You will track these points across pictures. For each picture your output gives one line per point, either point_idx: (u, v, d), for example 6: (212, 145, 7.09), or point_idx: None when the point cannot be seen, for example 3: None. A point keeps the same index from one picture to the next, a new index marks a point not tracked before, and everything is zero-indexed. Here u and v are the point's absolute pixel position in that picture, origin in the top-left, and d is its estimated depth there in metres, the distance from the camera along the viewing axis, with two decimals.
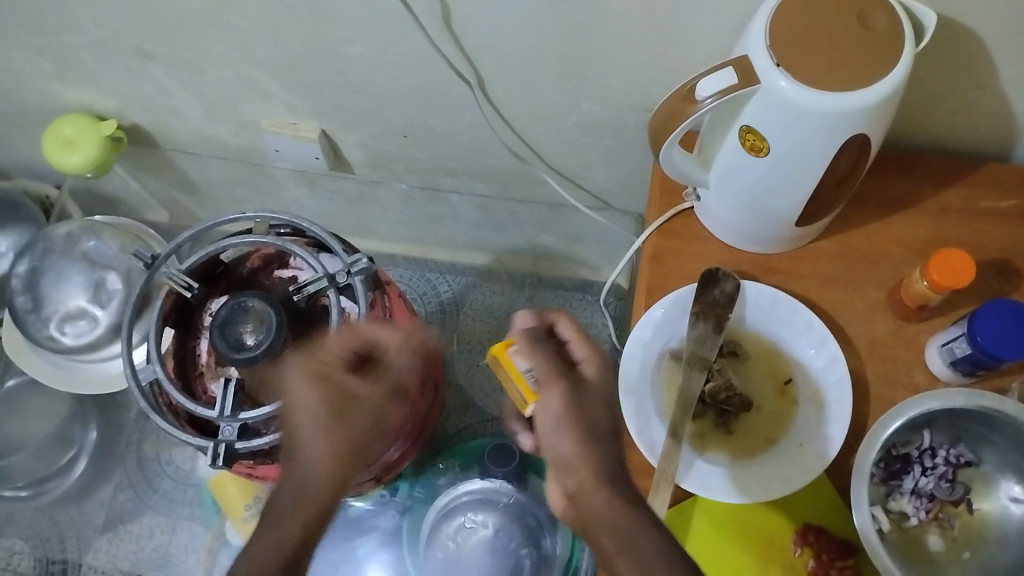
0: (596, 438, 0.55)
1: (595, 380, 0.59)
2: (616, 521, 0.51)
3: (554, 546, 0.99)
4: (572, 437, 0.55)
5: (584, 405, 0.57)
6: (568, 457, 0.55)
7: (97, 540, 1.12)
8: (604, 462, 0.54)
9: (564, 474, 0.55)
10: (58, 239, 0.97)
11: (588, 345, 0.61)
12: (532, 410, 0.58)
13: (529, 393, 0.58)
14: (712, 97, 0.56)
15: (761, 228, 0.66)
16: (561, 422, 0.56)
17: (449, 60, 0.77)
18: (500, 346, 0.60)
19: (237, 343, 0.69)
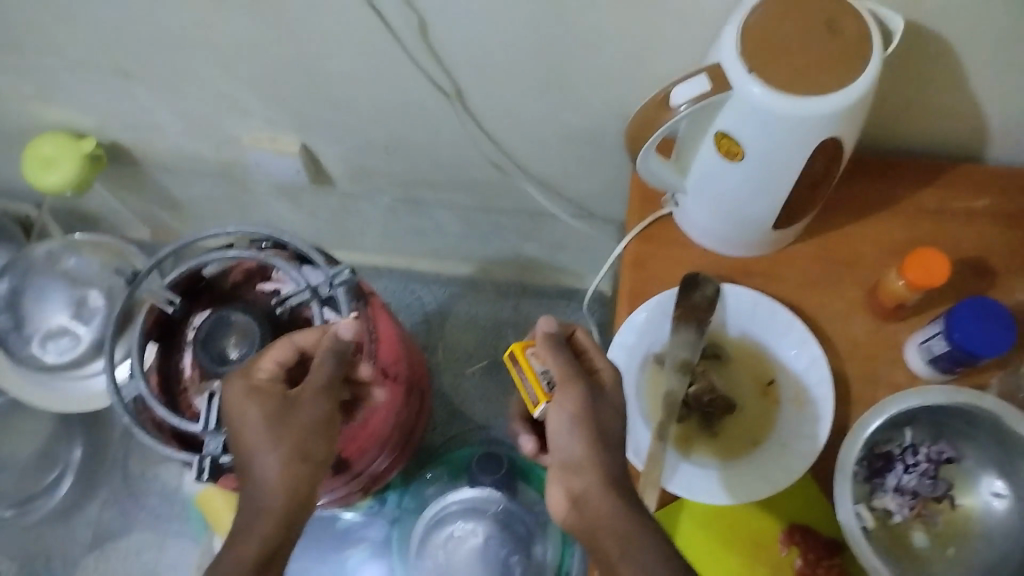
0: (605, 444, 0.56)
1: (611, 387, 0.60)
2: (621, 525, 0.53)
3: (544, 553, 1.00)
4: (584, 439, 0.56)
5: (598, 408, 0.58)
6: (579, 457, 0.55)
7: (83, 561, 1.12)
8: (610, 467, 0.55)
9: (571, 475, 0.56)
10: (39, 258, 0.96)
11: (601, 354, 0.62)
12: (541, 410, 0.59)
13: (541, 393, 0.59)
14: (686, 104, 0.57)
15: (739, 232, 0.67)
16: (575, 423, 0.56)
17: (428, 73, 0.77)
18: (518, 345, 0.62)
19: (221, 357, 0.70)
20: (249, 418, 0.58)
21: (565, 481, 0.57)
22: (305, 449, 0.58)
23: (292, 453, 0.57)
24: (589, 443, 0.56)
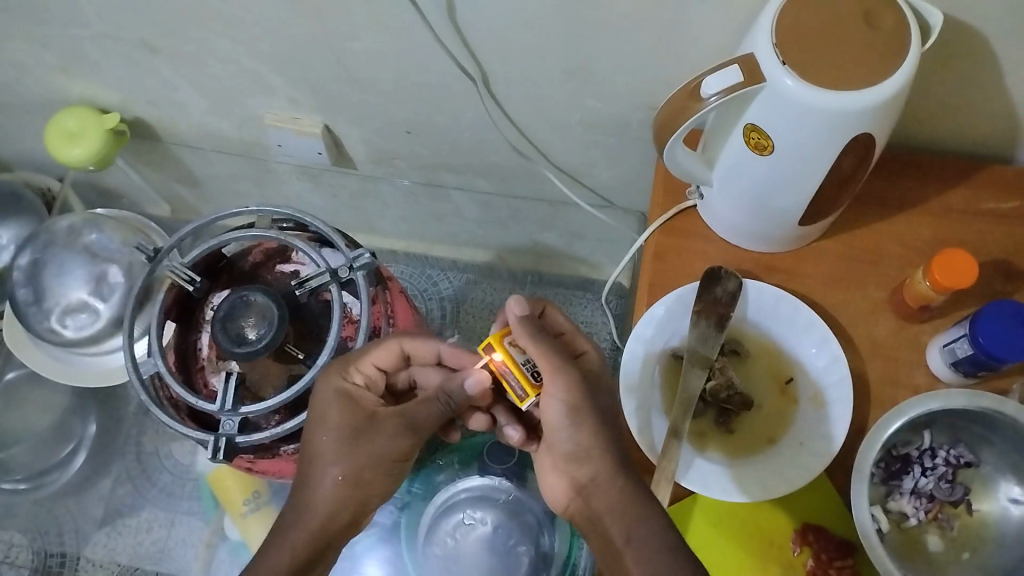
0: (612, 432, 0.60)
1: (596, 373, 0.63)
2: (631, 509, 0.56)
3: (553, 543, 0.99)
4: (590, 430, 0.59)
5: (595, 397, 0.60)
6: (587, 448, 0.59)
7: (95, 534, 1.13)
8: (618, 455, 0.59)
9: (575, 465, 0.60)
10: (60, 232, 0.96)
11: (579, 337, 0.65)
12: (532, 404, 0.59)
13: (531, 388, 0.59)
14: (716, 95, 0.56)
15: (764, 227, 0.66)
16: (575, 417, 0.59)
17: (454, 57, 0.77)
18: (494, 336, 0.61)
19: (238, 337, 0.69)
20: (327, 427, 0.63)
21: (572, 472, 0.61)
22: (366, 477, 0.63)
23: (352, 477, 0.62)
24: (594, 435, 0.59)
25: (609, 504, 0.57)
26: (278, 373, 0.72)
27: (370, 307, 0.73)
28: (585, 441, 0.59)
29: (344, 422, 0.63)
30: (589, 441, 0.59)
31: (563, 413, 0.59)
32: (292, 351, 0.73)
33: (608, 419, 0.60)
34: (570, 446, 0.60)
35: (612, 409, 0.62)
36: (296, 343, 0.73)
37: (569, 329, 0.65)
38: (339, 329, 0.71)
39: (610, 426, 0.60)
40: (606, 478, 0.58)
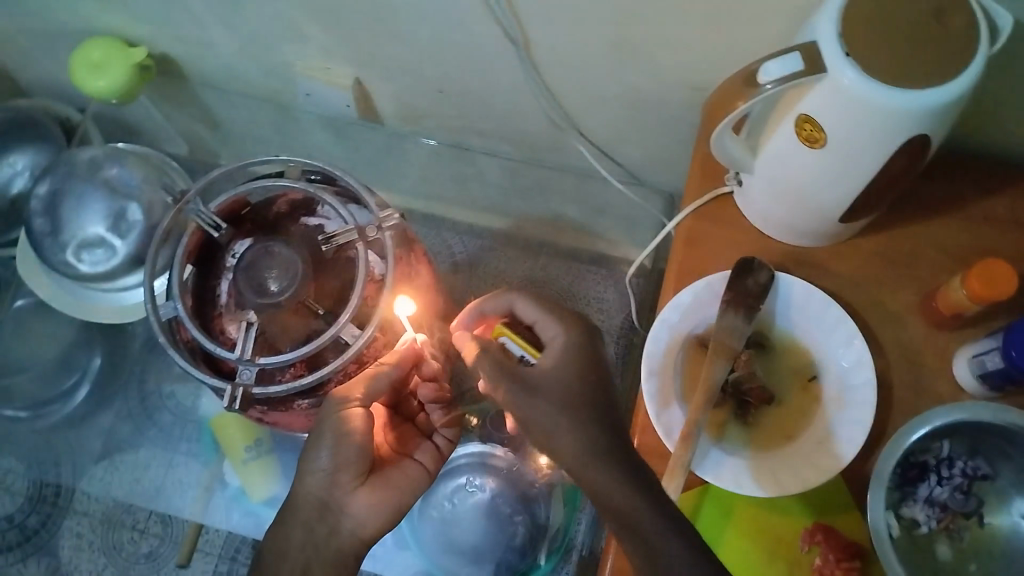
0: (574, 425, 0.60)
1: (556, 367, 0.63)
2: (619, 504, 0.55)
3: (549, 515, 1.01)
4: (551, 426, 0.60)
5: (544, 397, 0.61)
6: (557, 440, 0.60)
7: (92, 469, 1.15)
8: (588, 443, 0.59)
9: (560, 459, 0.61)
10: (81, 164, 0.93)
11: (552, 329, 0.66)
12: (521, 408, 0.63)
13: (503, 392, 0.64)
14: (773, 82, 0.54)
15: (804, 221, 0.65)
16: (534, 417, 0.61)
17: (498, 19, 0.75)
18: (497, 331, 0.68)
19: (260, 288, 0.70)
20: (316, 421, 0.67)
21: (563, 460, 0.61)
22: (325, 452, 0.65)
23: (315, 454, 0.65)
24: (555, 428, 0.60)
25: (603, 486, 0.56)
26: (297, 327, 0.71)
27: (396, 267, 0.72)
28: (552, 437, 0.60)
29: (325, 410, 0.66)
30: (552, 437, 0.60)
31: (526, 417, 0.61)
32: (312, 306, 0.71)
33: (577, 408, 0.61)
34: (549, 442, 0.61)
35: (570, 392, 0.62)
36: (316, 299, 0.72)
37: (541, 312, 0.68)
38: (363, 290, 0.70)
39: (586, 418, 0.60)
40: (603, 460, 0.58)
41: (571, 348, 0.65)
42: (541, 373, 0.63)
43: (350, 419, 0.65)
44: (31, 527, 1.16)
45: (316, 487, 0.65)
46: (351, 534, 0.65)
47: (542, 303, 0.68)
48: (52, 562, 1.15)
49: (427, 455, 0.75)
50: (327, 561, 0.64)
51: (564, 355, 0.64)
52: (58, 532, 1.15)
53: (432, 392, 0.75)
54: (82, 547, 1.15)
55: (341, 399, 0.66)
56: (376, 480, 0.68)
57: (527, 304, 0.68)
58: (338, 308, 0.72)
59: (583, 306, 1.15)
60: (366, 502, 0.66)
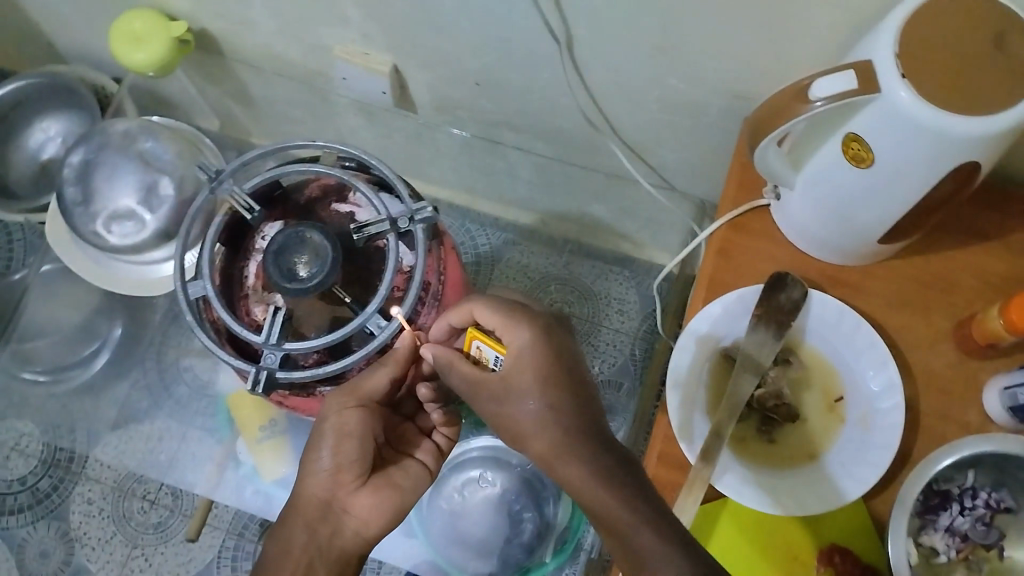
0: (546, 430, 0.60)
1: (519, 377, 0.62)
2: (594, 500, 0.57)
3: (557, 513, 1.02)
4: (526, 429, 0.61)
5: (513, 409, 0.62)
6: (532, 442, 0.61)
7: (107, 435, 1.17)
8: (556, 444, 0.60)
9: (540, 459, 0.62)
10: (116, 136, 0.93)
11: (513, 334, 0.64)
12: (500, 409, 0.63)
13: (478, 394, 0.64)
14: (824, 100, 0.53)
15: (841, 239, 0.64)
16: (511, 421, 0.62)
17: (544, 15, 0.74)
18: (472, 332, 0.65)
19: (290, 272, 0.68)
20: (322, 419, 0.68)
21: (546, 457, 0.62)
22: (326, 453, 0.67)
23: (316, 455, 0.67)
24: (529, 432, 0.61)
25: (580, 482, 0.58)
26: (322, 312, 0.71)
27: (426, 259, 0.71)
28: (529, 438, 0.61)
29: (331, 408, 0.67)
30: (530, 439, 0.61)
31: (505, 419, 0.63)
32: (338, 293, 0.71)
33: (549, 415, 0.61)
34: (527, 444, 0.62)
35: (538, 404, 0.61)
36: (344, 286, 0.71)
37: (504, 315, 0.65)
38: (391, 281, 0.70)
39: (559, 425, 0.60)
40: (582, 456, 0.59)
41: (538, 355, 0.63)
42: (513, 379, 0.62)
43: (350, 417, 0.67)
44: (44, 490, 1.18)
45: (320, 488, 0.66)
46: (354, 534, 0.66)
47: (503, 306, 0.65)
48: (62, 526, 1.17)
49: (427, 455, 0.75)
50: (331, 562, 0.65)
51: (531, 357, 0.62)
52: (70, 497, 1.18)
53: (428, 392, 0.73)
54: (92, 513, 1.17)
55: (343, 398, 0.67)
56: (380, 480, 0.69)
57: (485, 308, 0.66)
58: (365, 297, 0.72)
59: (604, 307, 1.17)
60: (369, 502, 0.67)
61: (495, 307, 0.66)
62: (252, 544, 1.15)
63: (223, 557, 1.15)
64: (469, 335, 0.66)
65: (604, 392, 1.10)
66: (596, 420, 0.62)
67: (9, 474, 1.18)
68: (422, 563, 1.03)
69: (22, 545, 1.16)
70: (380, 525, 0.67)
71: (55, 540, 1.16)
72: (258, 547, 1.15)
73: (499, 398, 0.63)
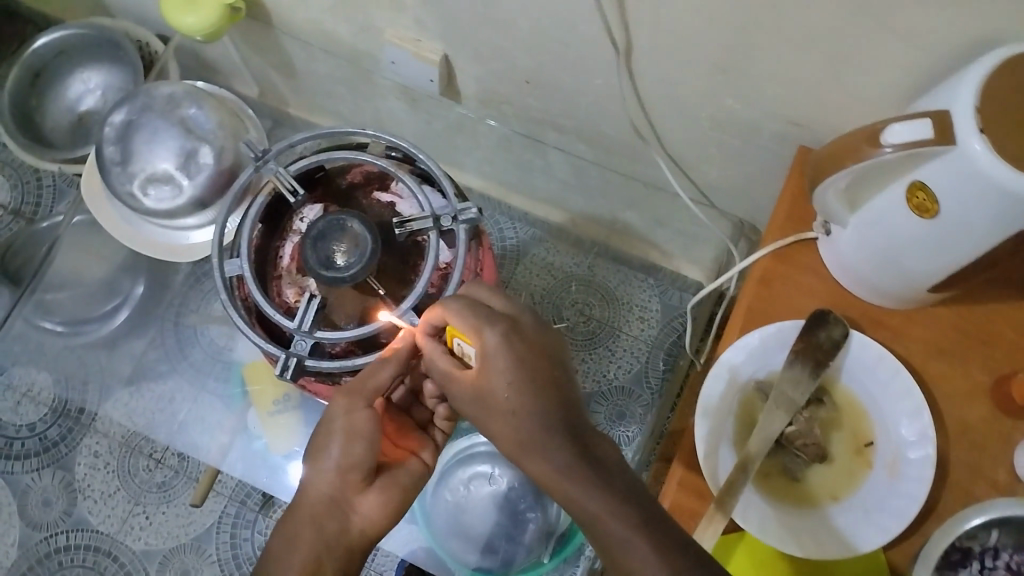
0: (512, 430, 0.62)
1: (491, 384, 0.62)
2: (555, 484, 0.61)
3: (559, 515, 1.00)
4: (495, 426, 0.63)
5: (485, 410, 0.63)
6: (501, 439, 0.63)
7: (118, 391, 1.17)
8: (520, 436, 0.62)
9: (508, 450, 0.63)
10: (160, 100, 0.92)
11: (481, 340, 0.63)
12: (471, 409, 0.65)
13: (453, 389, 0.65)
14: (894, 147, 0.53)
15: (887, 281, 0.63)
16: (483, 417, 0.64)
17: (606, 23, 0.73)
18: (451, 329, 0.65)
19: (327, 260, 0.67)
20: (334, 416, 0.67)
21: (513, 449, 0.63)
22: (336, 451, 0.66)
23: (326, 453, 0.66)
24: (500, 430, 0.63)
25: (546, 474, 0.61)
26: (354, 302, 0.70)
27: (466, 257, 0.71)
28: (497, 435, 0.63)
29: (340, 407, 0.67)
30: (498, 436, 0.63)
31: (478, 417, 0.65)
32: (372, 284, 0.70)
33: (516, 420, 0.62)
34: (497, 439, 0.64)
35: (506, 411, 0.62)
36: (378, 277, 0.71)
37: (477, 316, 0.63)
38: (429, 279, 0.70)
39: (530, 432, 0.61)
40: (548, 454, 0.61)
41: (510, 362, 0.62)
42: (485, 383, 0.63)
43: (359, 418, 0.66)
44: (51, 439, 1.20)
45: (327, 486, 0.66)
46: (361, 532, 0.66)
47: (476, 306, 0.64)
48: (66, 476, 1.19)
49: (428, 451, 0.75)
50: (339, 563, 0.64)
51: (500, 357, 0.62)
52: (77, 449, 1.20)
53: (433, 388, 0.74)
54: (98, 466, 1.19)
55: (348, 400, 0.67)
56: (385, 479, 0.68)
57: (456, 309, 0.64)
58: (399, 290, 0.72)
59: (625, 312, 1.16)
60: (376, 501, 0.67)
61: (466, 306, 0.64)
62: (253, 514, 1.17)
63: (223, 524, 1.17)
64: (450, 331, 0.65)
65: (614, 396, 1.12)
66: (569, 415, 0.63)
67: (18, 419, 1.21)
68: (420, 550, 1.06)
69: (24, 492, 1.19)
70: (383, 525, 0.67)
71: (57, 489, 1.19)
72: (259, 517, 1.16)
73: (471, 399, 0.64)
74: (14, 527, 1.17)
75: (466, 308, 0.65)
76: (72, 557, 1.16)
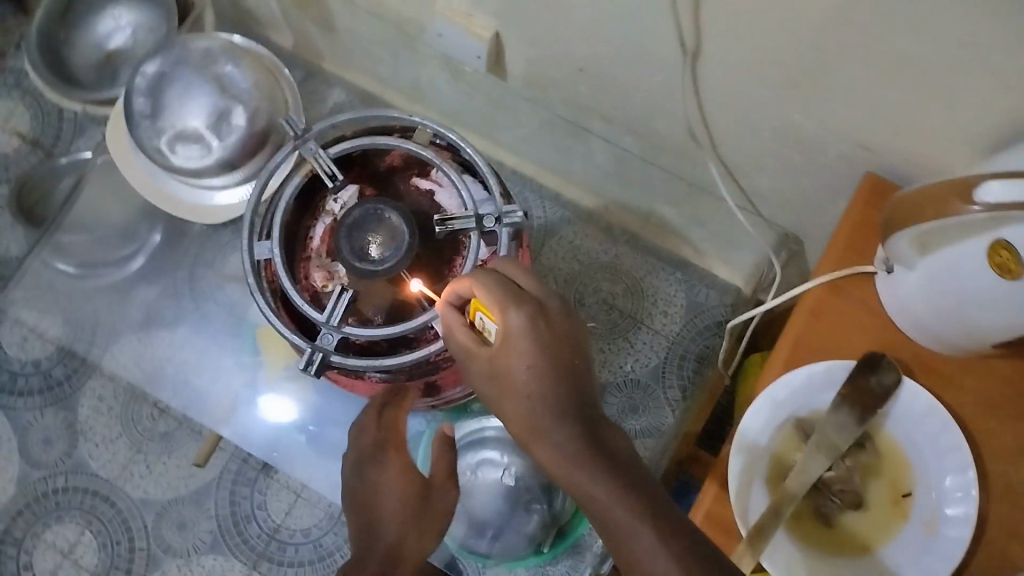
0: (524, 409, 0.61)
1: (510, 365, 0.61)
2: (563, 472, 0.59)
3: (564, 505, 0.98)
4: (508, 406, 0.62)
5: (501, 390, 0.63)
6: (512, 420, 0.62)
7: (128, 335, 1.11)
8: (532, 418, 0.60)
9: (518, 432, 0.62)
10: (195, 53, 0.88)
11: (507, 318, 0.62)
12: (487, 385, 0.64)
13: (470, 364, 0.64)
14: (986, 207, 0.49)
15: (946, 329, 0.60)
16: (498, 396, 0.63)
17: (676, 21, 0.69)
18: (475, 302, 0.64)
19: (361, 252, 0.65)
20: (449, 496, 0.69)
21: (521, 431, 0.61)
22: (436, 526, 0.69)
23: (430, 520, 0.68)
24: (513, 411, 0.62)
25: (554, 462, 0.59)
26: (384, 296, 0.68)
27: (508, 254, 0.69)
28: (510, 416, 0.62)
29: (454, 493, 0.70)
30: (511, 417, 0.62)
31: (492, 396, 0.64)
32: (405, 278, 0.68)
33: (530, 403, 0.61)
34: (508, 419, 0.63)
35: (521, 392, 0.61)
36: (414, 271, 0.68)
37: (504, 294, 0.62)
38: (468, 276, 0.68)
39: (543, 418, 0.60)
40: (557, 442, 0.59)
41: (532, 345, 0.61)
42: (504, 363, 0.62)
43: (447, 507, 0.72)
44: (56, 377, 1.15)
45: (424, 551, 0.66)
46: None
47: (504, 282, 0.63)
48: (68, 418, 1.14)
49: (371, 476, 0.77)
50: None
51: (523, 340, 0.61)
52: (81, 390, 1.15)
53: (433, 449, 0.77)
54: (101, 411, 1.14)
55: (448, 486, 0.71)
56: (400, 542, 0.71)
57: (484, 285, 0.62)
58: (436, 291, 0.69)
59: (649, 304, 1.06)
60: None
61: (495, 282, 0.63)
62: (255, 473, 1.13)
63: (224, 480, 1.12)
64: (473, 306, 0.65)
65: (628, 391, 1.02)
66: (585, 407, 0.61)
67: (24, 354, 1.16)
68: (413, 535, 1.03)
69: (26, 428, 1.14)
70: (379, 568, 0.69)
71: (59, 430, 1.14)
72: (259, 477, 1.12)
73: (488, 376, 0.63)
74: (13, 463, 1.14)
75: (494, 285, 0.63)
76: (70, 498, 1.12)
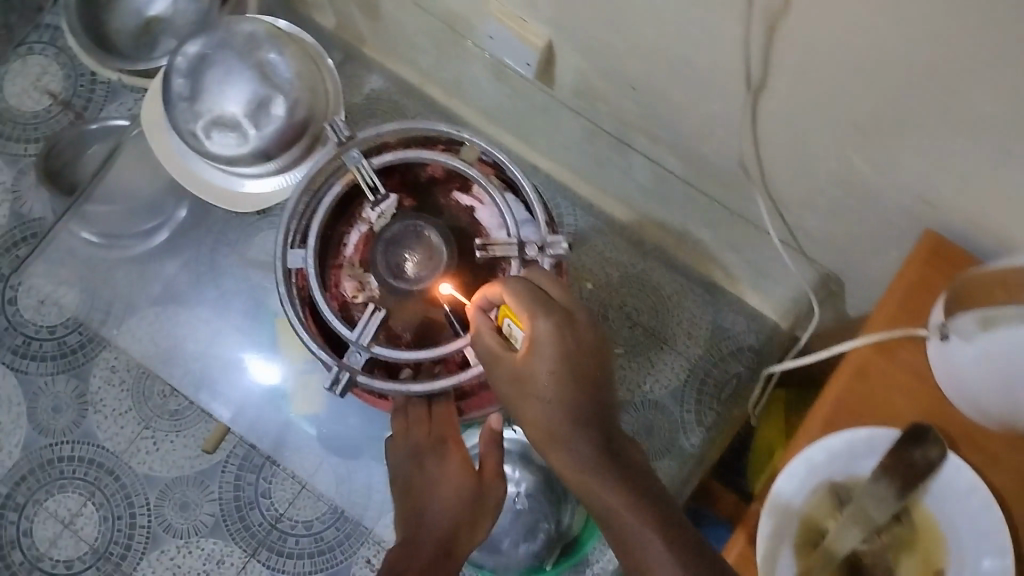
0: (544, 413, 0.60)
1: (532, 369, 0.60)
2: (582, 478, 0.59)
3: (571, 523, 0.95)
4: (528, 409, 0.62)
5: (521, 394, 0.62)
6: (532, 423, 0.62)
7: (144, 308, 1.05)
8: (550, 422, 0.60)
9: (537, 435, 0.62)
10: (240, 37, 0.85)
11: (535, 326, 0.60)
12: (507, 388, 0.63)
13: (493, 366, 0.63)
14: None
15: (999, 406, 0.57)
16: (518, 398, 0.62)
17: (746, 54, 0.66)
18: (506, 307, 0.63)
19: (397, 268, 0.71)
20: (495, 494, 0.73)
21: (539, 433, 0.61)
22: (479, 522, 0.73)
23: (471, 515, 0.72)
24: (535, 415, 0.61)
25: (570, 468, 0.59)
26: (416, 316, 0.70)
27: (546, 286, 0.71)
28: (531, 419, 0.62)
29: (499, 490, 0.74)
30: (531, 420, 0.62)
31: (513, 398, 0.63)
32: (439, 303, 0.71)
33: (550, 408, 0.60)
34: (529, 422, 0.62)
35: (542, 396, 0.60)
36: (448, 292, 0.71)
37: (533, 301, 0.61)
38: None
39: (563, 424, 0.60)
40: (574, 448, 0.59)
41: (557, 353, 0.60)
42: (526, 367, 0.61)
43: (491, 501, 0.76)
44: (70, 346, 1.14)
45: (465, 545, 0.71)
46: None
47: (535, 291, 0.61)
48: (79, 387, 1.13)
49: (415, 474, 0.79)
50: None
51: (549, 347, 0.60)
52: (94, 361, 1.13)
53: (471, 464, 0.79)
54: (113, 382, 1.12)
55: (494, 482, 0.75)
56: None
57: (513, 290, 0.61)
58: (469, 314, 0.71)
59: (675, 327, 1.03)
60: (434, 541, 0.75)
61: (524, 289, 0.61)
62: (260, 458, 1.10)
63: (229, 464, 1.10)
64: (501, 312, 0.63)
65: (646, 410, 1.00)
66: (603, 420, 0.61)
67: (39, 319, 1.14)
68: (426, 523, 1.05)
69: (36, 395, 1.13)
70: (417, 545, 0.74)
71: (69, 398, 1.12)
72: (265, 464, 1.10)
73: (510, 381, 0.62)
74: (21, 427, 1.12)
75: (523, 292, 0.62)
76: (75, 468, 1.11)
